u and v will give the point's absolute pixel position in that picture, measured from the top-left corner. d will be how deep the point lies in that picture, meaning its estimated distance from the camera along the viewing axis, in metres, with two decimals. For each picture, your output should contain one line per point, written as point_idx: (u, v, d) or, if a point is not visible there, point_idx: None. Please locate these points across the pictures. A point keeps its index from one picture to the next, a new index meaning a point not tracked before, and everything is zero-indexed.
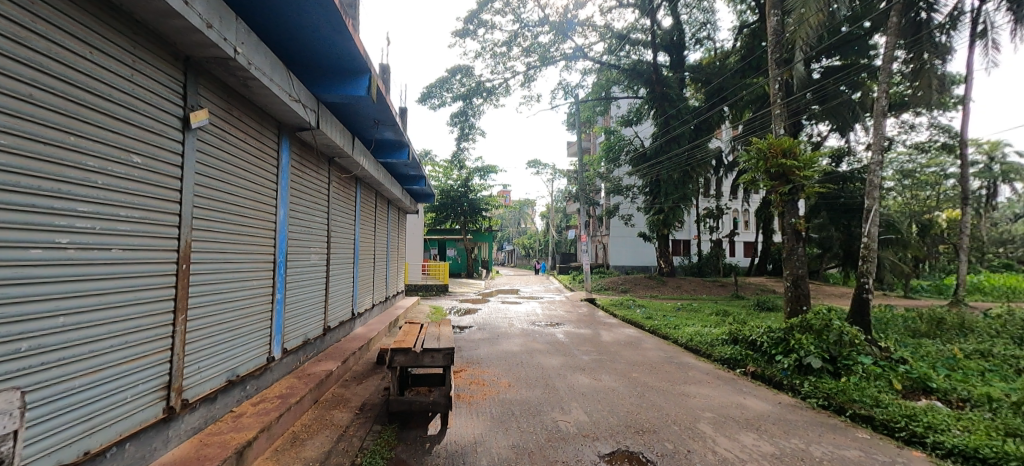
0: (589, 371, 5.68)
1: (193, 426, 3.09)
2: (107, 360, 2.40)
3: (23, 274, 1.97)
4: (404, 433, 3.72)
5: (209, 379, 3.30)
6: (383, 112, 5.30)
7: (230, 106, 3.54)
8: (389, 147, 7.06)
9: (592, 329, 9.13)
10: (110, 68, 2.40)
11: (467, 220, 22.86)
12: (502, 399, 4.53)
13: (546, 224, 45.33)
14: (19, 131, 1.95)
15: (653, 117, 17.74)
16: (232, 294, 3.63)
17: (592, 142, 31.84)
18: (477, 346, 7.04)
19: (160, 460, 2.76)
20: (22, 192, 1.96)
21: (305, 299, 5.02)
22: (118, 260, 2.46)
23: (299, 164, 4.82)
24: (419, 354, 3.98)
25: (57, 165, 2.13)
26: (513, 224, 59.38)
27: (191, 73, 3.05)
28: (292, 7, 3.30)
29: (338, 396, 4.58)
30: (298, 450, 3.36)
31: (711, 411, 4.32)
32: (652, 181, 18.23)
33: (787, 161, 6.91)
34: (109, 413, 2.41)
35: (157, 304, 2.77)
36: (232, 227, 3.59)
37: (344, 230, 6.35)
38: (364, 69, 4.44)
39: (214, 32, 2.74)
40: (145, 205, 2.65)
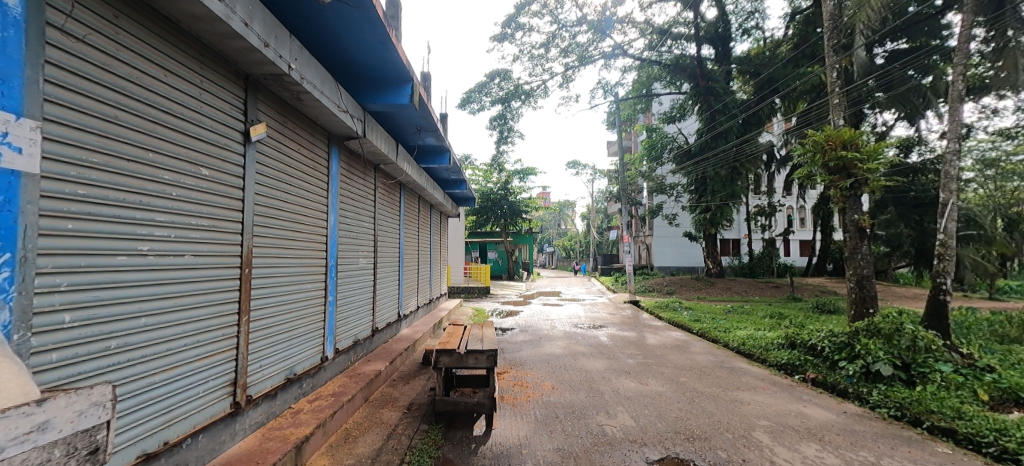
0: (635, 375, 5.54)
1: (257, 421, 3.30)
2: (181, 357, 2.61)
3: (113, 279, 2.20)
4: (449, 433, 3.80)
5: (270, 377, 3.52)
6: (426, 118, 5.43)
7: (285, 119, 3.75)
8: (432, 153, 7.26)
9: (637, 332, 8.91)
10: (180, 89, 2.61)
11: (508, 222, 23.03)
12: (546, 402, 4.51)
13: (587, 225, 44.67)
14: (106, 149, 2.16)
15: (698, 113, 17.12)
16: (290, 295, 3.85)
17: (634, 139, 31.16)
18: (520, 348, 7.04)
19: (229, 452, 2.96)
20: (110, 205, 2.18)
21: (354, 301, 5.22)
22: (191, 265, 2.69)
23: (348, 171, 5.05)
24: (464, 355, 4.06)
25: (139, 180, 2.34)
26: (553, 225, 59.21)
27: (251, 89, 3.27)
28: (340, 24, 3.47)
29: (387, 394, 4.74)
30: (351, 447, 3.51)
31: (768, 419, 4.10)
32: (698, 179, 17.53)
33: (848, 153, 6.44)
34: (185, 407, 2.62)
35: (224, 304, 2.98)
36: (288, 234, 3.80)
37: (390, 234, 6.57)
38: (406, 78, 4.58)
39: (271, 51, 2.95)
40: (212, 213, 2.87)
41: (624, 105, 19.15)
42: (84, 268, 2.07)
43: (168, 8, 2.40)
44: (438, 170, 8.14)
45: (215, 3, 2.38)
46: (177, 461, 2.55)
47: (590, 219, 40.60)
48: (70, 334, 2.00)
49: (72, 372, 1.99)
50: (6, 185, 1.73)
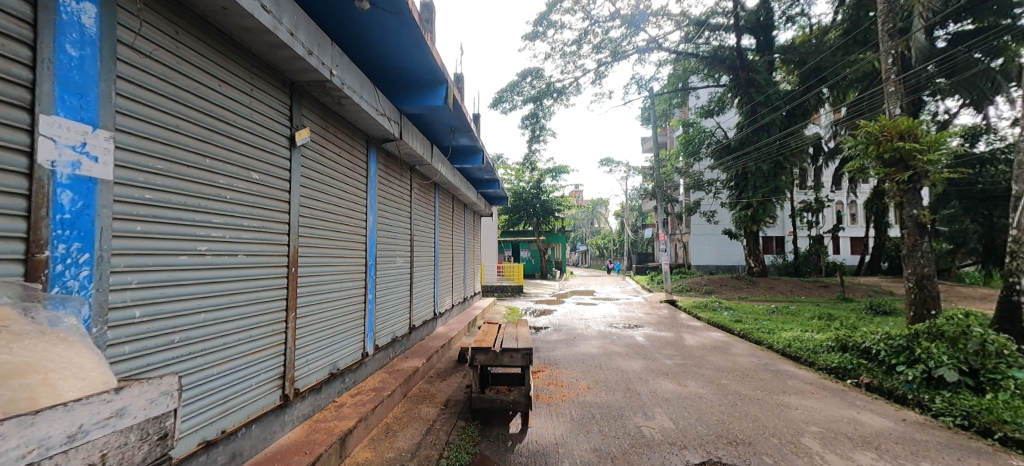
0: (674, 377, 5.41)
1: (303, 413, 3.45)
2: (235, 351, 2.76)
3: (176, 277, 2.36)
4: (486, 430, 3.84)
5: (315, 371, 3.67)
6: (460, 119, 5.49)
7: (327, 124, 3.90)
8: (465, 153, 7.34)
9: (674, 332, 8.70)
10: (234, 97, 2.76)
11: (541, 221, 23.00)
12: (582, 402, 4.47)
13: (620, 224, 43.92)
14: (169, 157, 2.31)
15: (738, 106, 16.49)
16: (333, 293, 4.00)
17: (670, 135, 30.39)
18: (554, 347, 7.02)
19: (279, 442, 3.11)
20: (173, 208, 2.34)
21: (392, 299, 5.36)
22: (243, 264, 2.84)
23: (385, 172, 5.19)
24: (499, 354, 4.10)
25: (198, 185, 2.50)
26: (586, 224, 58.60)
27: (296, 96, 3.42)
28: (378, 30, 3.58)
29: (424, 391, 4.84)
30: (392, 440, 3.61)
31: (818, 425, 3.91)
32: (738, 174, 16.88)
33: (906, 143, 6.03)
34: (240, 398, 2.78)
35: (273, 301, 3.13)
36: (331, 235, 3.95)
37: (425, 234, 6.70)
38: (441, 80, 4.65)
39: (314, 58, 3.07)
40: (262, 215, 3.02)
41: (660, 100, 18.70)
42: (152, 267, 2.23)
43: (223, 22, 2.56)
44: (472, 170, 8.23)
45: (263, 15, 2.53)
46: (233, 449, 2.71)
47: (624, 217, 39.89)
48: (141, 328, 2.16)
49: (141, 364, 2.15)
50: (86, 192, 1.92)
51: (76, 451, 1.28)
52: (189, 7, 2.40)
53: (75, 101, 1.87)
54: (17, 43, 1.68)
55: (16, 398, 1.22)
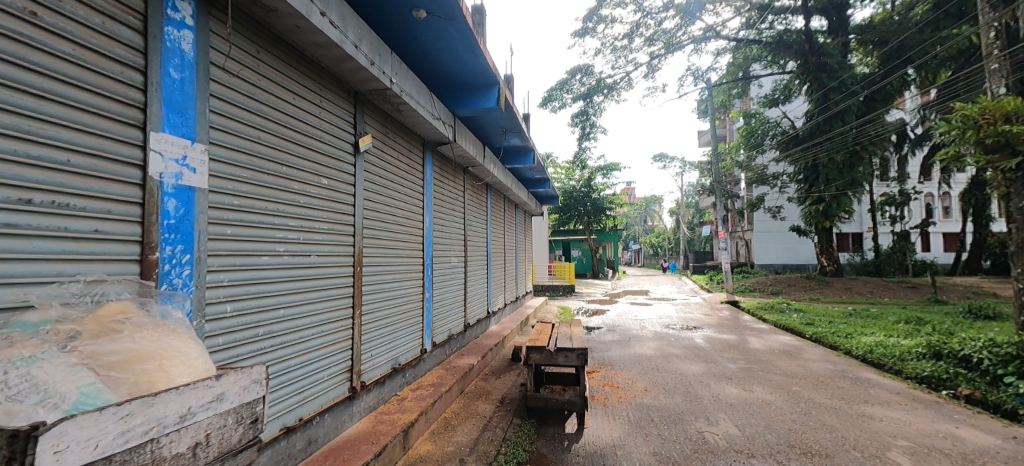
0: (738, 381, 5.14)
1: (369, 405, 3.65)
2: (309, 345, 2.96)
3: (259, 276, 2.58)
4: (542, 428, 3.86)
5: (379, 366, 3.86)
6: (511, 120, 5.55)
7: (387, 129, 4.08)
8: (516, 154, 7.40)
9: (737, 335, 8.25)
10: (306, 109, 2.97)
11: (592, 220, 22.68)
12: (639, 404, 4.37)
13: (675, 222, 42.33)
14: (251, 166, 2.53)
15: (807, 93, 15.36)
16: (394, 291, 4.18)
17: (730, 127, 28.81)
18: (609, 348, 6.90)
19: (348, 431, 3.30)
20: (256, 213, 2.56)
21: (448, 297, 5.52)
22: (315, 264, 3.06)
23: (440, 174, 5.35)
24: (553, 353, 4.10)
25: (276, 191, 2.71)
26: (639, 222, 57.09)
27: (360, 105, 3.61)
28: (433, 37, 3.69)
29: (480, 388, 4.94)
30: (451, 435, 3.72)
31: (906, 439, 3.57)
32: (808, 166, 15.71)
33: (1014, 126, 5.31)
34: (314, 388, 2.99)
35: (341, 299, 3.34)
36: (391, 237, 4.14)
37: (478, 234, 6.82)
38: (493, 82, 4.72)
39: (376, 68, 3.23)
40: (330, 218, 3.22)
41: (718, 91, 17.78)
42: (239, 267, 2.46)
43: (297, 39, 2.76)
44: (523, 170, 8.26)
45: (332, 30, 2.71)
46: (309, 436, 2.91)
47: (679, 215, 38.36)
48: (232, 321, 2.39)
49: (231, 354, 2.37)
50: (186, 199, 2.14)
51: (185, 431, 1.44)
52: (268, 27, 2.61)
53: (177, 119, 2.09)
54: (132, 69, 1.91)
55: (138, 381, 1.40)
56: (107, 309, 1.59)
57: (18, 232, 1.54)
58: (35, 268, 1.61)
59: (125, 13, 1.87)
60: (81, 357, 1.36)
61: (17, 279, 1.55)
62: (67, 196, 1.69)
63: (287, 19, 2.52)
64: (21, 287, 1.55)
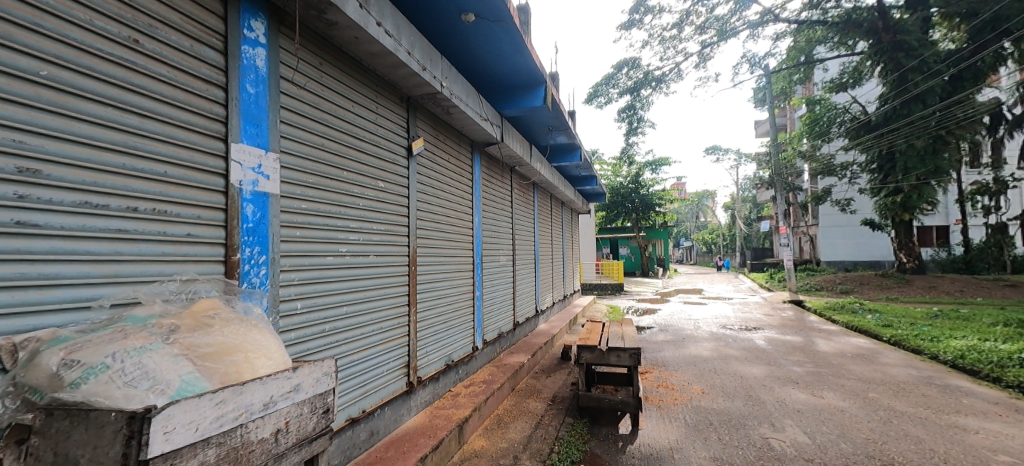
0: (805, 386, 4.82)
1: (425, 400, 3.77)
2: (369, 341, 3.10)
3: (325, 274, 2.74)
4: (595, 428, 3.83)
5: (433, 362, 3.98)
6: (558, 117, 5.52)
7: (438, 132, 4.19)
8: (563, 152, 7.36)
9: (803, 337, 7.74)
10: (363, 115, 3.11)
11: (640, 217, 22.12)
12: (697, 406, 4.22)
13: (730, 218, 40.34)
14: (316, 172, 2.69)
15: (880, 75, 14.12)
16: (446, 289, 4.28)
17: (791, 115, 26.96)
18: (661, 348, 6.70)
19: (406, 424, 3.43)
20: (322, 216, 2.73)
21: (497, 296, 5.59)
22: (373, 264, 3.20)
23: (488, 174, 5.42)
24: (605, 352, 4.04)
25: (339, 195, 2.87)
26: (690, 219, 54.99)
27: (412, 109, 3.73)
28: (481, 40, 3.75)
29: (531, 386, 4.97)
30: (504, 431, 3.78)
31: (1009, 454, 3.21)
32: (882, 154, 14.43)
33: None
34: (375, 383, 3.13)
35: (397, 297, 3.47)
36: (443, 237, 4.26)
37: (526, 233, 6.86)
38: (539, 81, 4.71)
39: (427, 73, 3.33)
40: (387, 220, 3.36)
41: (778, 77, 16.72)
42: (308, 266, 2.62)
43: (355, 49, 2.90)
44: (569, 168, 8.19)
45: (386, 39, 2.82)
46: (371, 427, 3.06)
47: (734, 210, 36.57)
48: (301, 317, 2.55)
49: (301, 348, 2.52)
50: (262, 204, 2.32)
51: (269, 417, 1.59)
52: (329, 40, 2.76)
53: (253, 130, 2.27)
54: (215, 86, 2.08)
55: (228, 372, 1.53)
56: (200, 305, 1.76)
57: (127, 236, 1.72)
58: (142, 268, 1.78)
59: (209, 36, 2.05)
60: (181, 348, 1.51)
61: (127, 278, 1.73)
62: (166, 204, 1.87)
63: (347, 31, 2.65)
64: (131, 285, 1.74)
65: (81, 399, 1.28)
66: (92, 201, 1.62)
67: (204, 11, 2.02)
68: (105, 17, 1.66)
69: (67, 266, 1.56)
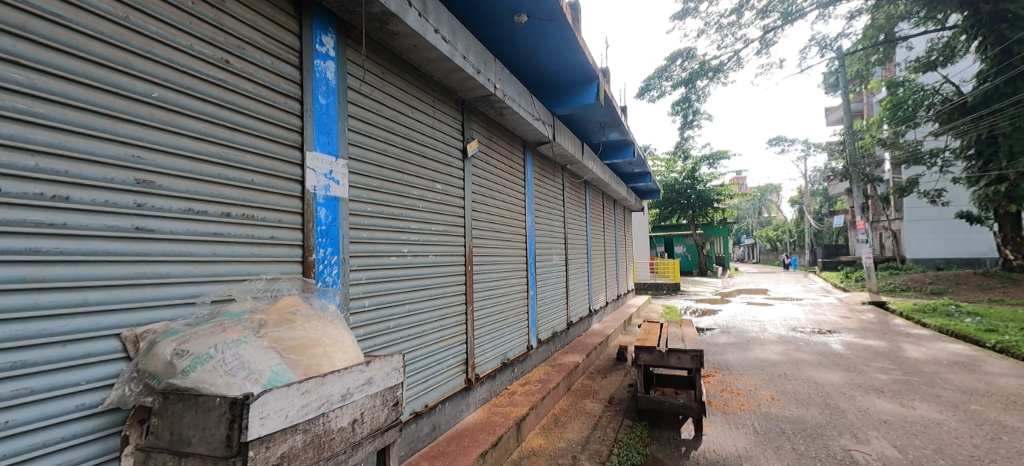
0: (893, 395, 4.41)
1: (483, 397, 3.84)
2: (429, 338, 3.20)
3: (389, 273, 2.87)
4: (655, 432, 3.73)
5: (490, 360, 4.04)
6: (610, 114, 5.42)
7: (491, 133, 4.25)
8: (615, 149, 7.20)
9: (887, 342, 7.07)
10: (422, 120, 3.22)
11: (697, 213, 21.23)
12: (766, 413, 3.98)
13: (799, 213, 37.64)
14: (380, 176, 2.82)
15: (978, 51, 12.53)
16: (500, 289, 4.33)
17: (869, 100, 24.50)
18: (724, 350, 6.39)
19: (466, 420, 3.52)
20: (385, 218, 2.86)
21: (551, 295, 5.58)
22: (432, 263, 3.31)
23: (540, 173, 5.43)
24: (665, 354, 3.91)
25: (400, 198, 3.00)
26: (753, 215, 51.93)
27: (467, 112, 3.82)
28: (532, 39, 3.75)
29: (587, 386, 4.92)
30: (561, 431, 3.77)
31: None
32: (981, 139, 12.80)
33: None
34: (436, 380, 3.23)
35: (455, 296, 3.56)
36: (498, 236, 4.31)
37: (578, 232, 6.80)
38: (591, 77, 4.64)
39: (481, 75, 3.38)
40: (445, 221, 3.47)
41: (852, 59, 15.25)
42: (374, 266, 2.76)
43: (414, 57, 3.01)
44: (622, 164, 8.02)
45: (443, 45, 2.90)
46: (434, 422, 3.16)
47: (804, 205, 34.07)
48: (369, 314, 2.68)
49: (369, 344, 2.65)
50: (333, 207, 2.47)
51: (346, 407, 1.69)
52: (390, 50, 2.89)
53: (325, 138, 2.42)
54: (291, 99, 2.24)
55: (310, 364, 1.64)
56: (283, 302, 1.90)
57: (223, 240, 1.89)
58: (235, 268, 1.95)
59: (286, 52, 2.21)
60: (270, 341, 1.63)
61: (223, 276, 1.89)
62: (253, 209, 2.03)
63: (407, 39, 2.76)
64: (226, 284, 1.90)
65: (191, 385, 1.43)
66: (196, 207, 1.78)
67: (281, 29, 2.18)
68: (203, 41, 1.83)
69: (176, 266, 1.72)
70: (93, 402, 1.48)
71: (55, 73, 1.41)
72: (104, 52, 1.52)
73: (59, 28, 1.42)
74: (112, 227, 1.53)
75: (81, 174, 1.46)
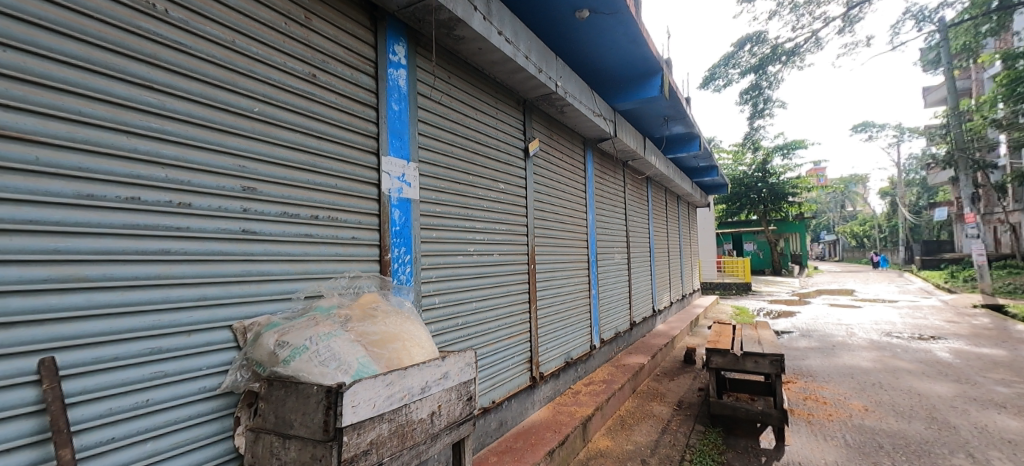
0: (1018, 411, 3.85)
1: (547, 395, 3.85)
2: (495, 335, 3.27)
3: (457, 272, 2.96)
4: (731, 439, 3.54)
5: (553, 359, 4.03)
6: (674, 106, 5.20)
7: (552, 131, 4.24)
8: (679, 142, 6.89)
9: (1008, 351, 6.17)
10: (485, 121, 3.29)
11: (769, 208, 19.82)
12: (859, 425, 3.64)
13: (891, 205, 33.90)
14: (447, 177, 2.91)
15: None
16: (562, 288, 4.30)
17: (979, 76, 21.43)
18: (806, 356, 5.93)
19: (531, 418, 3.54)
20: (453, 218, 2.95)
21: (613, 294, 5.47)
22: (497, 262, 3.36)
23: (601, 170, 5.34)
24: (740, 357, 3.69)
25: (466, 198, 3.08)
26: (834, 208, 47.53)
27: (528, 112, 3.83)
28: (594, 34, 3.69)
29: (653, 389, 4.77)
30: (628, 433, 3.68)
31: None
32: None
33: None
34: (502, 376, 3.28)
35: (519, 294, 3.59)
36: (559, 235, 4.30)
37: (641, 229, 6.60)
38: (655, 69, 4.47)
39: (543, 74, 3.39)
40: (508, 220, 3.51)
41: (957, 31, 13.42)
42: (443, 265, 2.86)
43: (479, 60, 3.08)
44: (686, 158, 7.66)
45: (507, 46, 2.93)
46: (501, 418, 3.22)
47: (897, 196, 30.61)
48: (439, 311, 2.78)
49: (440, 340, 2.76)
50: (405, 209, 2.58)
51: (426, 400, 1.77)
52: (456, 55, 2.97)
53: (398, 143, 2.53)
54: (368, 107, 2.37)
55: (391, 357, 1.73)
56: (365, 299, 2.02)
57: (312, 240, 2.03)
58: (323, 266, 2.09)
59: (363, 63, 2.34)
60: (356, 335, 1.74)
61: (313, 274, 2.04)
62: (336, 212, 2.17)
63: (473, 44, 2.83)
64: (317, 280, 2.05)
65: (292, 373, 1.56)
66: (290, 211, 1.94)
67: (359, 42, 2.32)
68: (294, 58, 1.99)
69: (275, 265, 1.88)
70: (212, 386, 1.64)
71: (181, 94, 1.57)
72: (216, 74, 1.68)
73: (182, 55, 1.58)
74: (224, 230, 1.69)
75: (200, 184, 1.62)
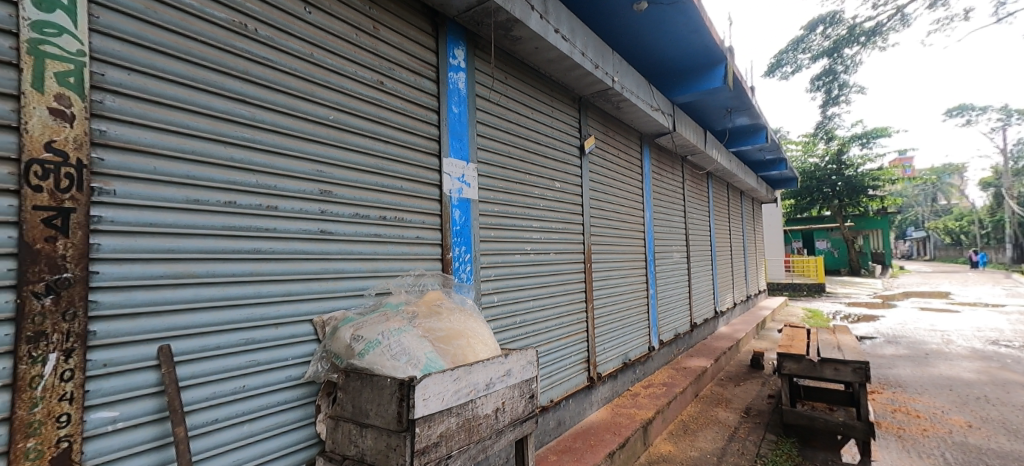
0: None
1: (605, 396, 3.79)
2: (553, 334, 3.26)
3: (515, 271, 2.99)
4: (807, 451, 3.31)
5: (611, 359, 3.96)
6: (739, 96, 4.91)
7: (608, 128, 4.16)
8: (744, 134, 6.50)
9: None
10: (542, 120, 3.29)
11: (845, 203, 18.25)
12: (961, 443, 3.27)
13: (994, 197, 30.02)
14: (504, 177, 2.94)
15: None
16: (619, 288, 4.21)
17: None
18: (894, 364, 5.40)
19: (589, 418, 3.50)
20: (511, 218, 2.98)
21: (672, 295, 5.27)
22: (553, 260, 3.36)
23: (658, 166, 5.17)
24: (817, 364, 3.43)
25: (523, 197, 3.09)
26: (923, 201, 42.84)
27: (584, 109, 3.79)
28: (652, 26, 3.57)
29: (718, 394, 4.55)
30: (692, 439, 3.54)
31: None
32: None
33: None
34: (560, 375, 3.27)
35: (576, 294, 3.56)
36: (616, 233, 4.21)
37: (701, 226, 6.31)
38: (718, 59, 4.26)
39: (599, 70, 3.33)
40: (565, 218, 3.49)
41: None
42: (501, 264, 2.89)
43: (535, 59, 3.08)
44: (750, 151, 7.21)
45: (563, 44, 2.91)
46: (559, 417, 3.21)
47: (1003, 186, 27.04)
48: (498, 309, 2.82)
49: (501, 338, 2.80)
50: (465, 209, 2.64)
51: (491, 396, 1.80)
52: (512, 55, 3.00)
53: (458, 145, 2.60)
54: (430, 111, 2.45)
55: (457, 354, 1.78)
56: (430, 296, 2.08)
57: (381, 240, 2.14)
58: (391, 264, 2.19)
59: (425, 68, 2.42)
60: (423, 331, 1.80)
61: (382, 272, 2.14)
62: (402, 212, 2.26)
63: (529, 43, 2.84)
64: (386, 278, 2.15)
65: (367, 366, 1.65)
66: (361, 212, 2.04)
67: (422, 48, 2.40)
68: (363, 67, 2.09)
69: (349, 263, 1.99)
70: (296, 375, 1.77)
71: (268, 106, 1.71)
72: (297, 85, 1.81)
73: (269, 70, 1.72)
74: (305, 230, 1.81)
75: (284, 188, 1.75)
